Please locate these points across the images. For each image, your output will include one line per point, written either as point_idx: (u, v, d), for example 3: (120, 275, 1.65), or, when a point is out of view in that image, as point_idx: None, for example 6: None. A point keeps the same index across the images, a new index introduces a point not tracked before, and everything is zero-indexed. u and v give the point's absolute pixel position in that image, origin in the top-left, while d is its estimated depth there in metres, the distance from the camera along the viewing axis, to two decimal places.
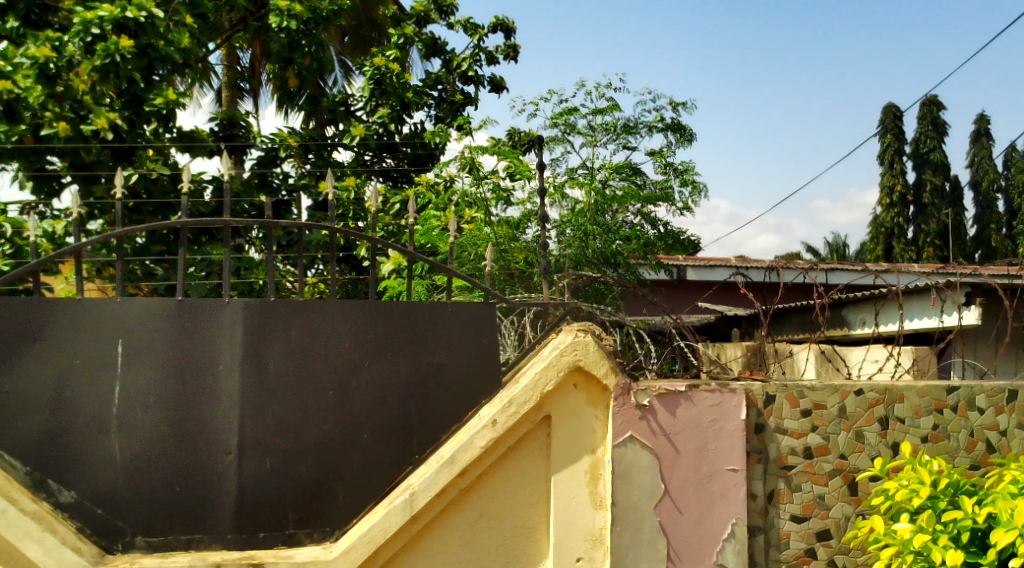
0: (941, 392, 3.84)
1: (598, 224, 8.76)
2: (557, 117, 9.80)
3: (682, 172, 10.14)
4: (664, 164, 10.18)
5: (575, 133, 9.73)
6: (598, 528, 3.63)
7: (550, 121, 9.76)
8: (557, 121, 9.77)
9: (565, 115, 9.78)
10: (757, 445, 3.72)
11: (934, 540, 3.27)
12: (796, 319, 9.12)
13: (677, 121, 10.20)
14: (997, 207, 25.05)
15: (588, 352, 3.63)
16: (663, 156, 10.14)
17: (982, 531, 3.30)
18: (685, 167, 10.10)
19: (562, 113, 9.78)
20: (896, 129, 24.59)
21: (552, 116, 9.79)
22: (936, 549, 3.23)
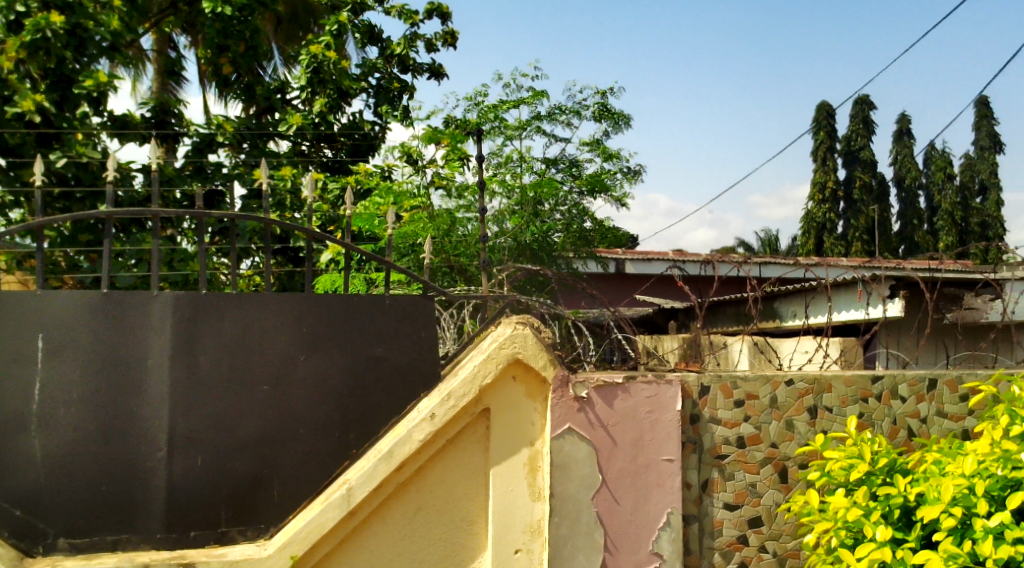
0: (867, 381, 3.97)
1: (533, 214, 8.93)
2: (486, 111, 9.80)
3: (615, 157, 10.28)
4: (599, 150, 10.27)
5: (508, 126, 9.76)
6: (536, 520, 3.65)
7: (480, 113, 9.74)
8: (492, 111, 9.79)
9: (498, 106, 9.80)
10: (691, 435, 3.79)
11: (866, 515, 3.36)
12: (731, 311, 9.31)
13: (608, 106, 10.30)
14: (920, 204, 25.96)
15: (527, 344, 3.64)
16: (597, 143, 10.21)
17: (910, 507, 3.39)
18: (617, 152, 10.23)
19: (493, 105, 9.79)
20: (828, 126, 25.18)
21: (482, 109, 9.79)
22: (869, 524, 3.33)
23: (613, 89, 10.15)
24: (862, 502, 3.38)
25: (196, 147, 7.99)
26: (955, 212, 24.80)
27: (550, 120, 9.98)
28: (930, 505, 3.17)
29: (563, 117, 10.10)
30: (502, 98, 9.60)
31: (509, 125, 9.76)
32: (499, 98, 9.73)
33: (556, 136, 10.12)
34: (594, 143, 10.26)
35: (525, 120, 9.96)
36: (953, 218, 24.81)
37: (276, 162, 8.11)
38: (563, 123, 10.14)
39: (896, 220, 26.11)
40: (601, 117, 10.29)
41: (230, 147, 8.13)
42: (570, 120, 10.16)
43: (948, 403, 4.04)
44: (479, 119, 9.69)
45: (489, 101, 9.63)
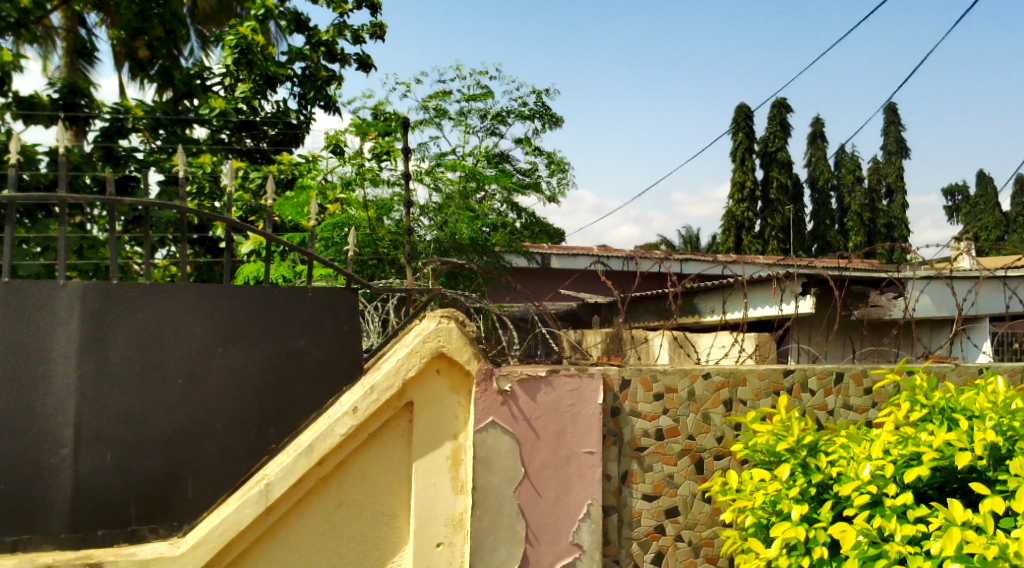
0: (779, 375, 4.13)
1: (467, 208, 9.02)
2: (427, 99, 9.79)
3: (549, 158, 10.41)
4: (534, 149, 10.37)
5: (446, 118, 9.80)
6: (458, 513, 3.66)
7: (420, 104, 9.73)
8: (427, 103, 9.77)
9: (436, 98, 9.81)
10: (612, 428, 3.88)
11: (784, 493, 3.51)
12: (653, 306, 9.49)
13: (546, 107, 10.39)
14: (831, 204, 26.93)
15: (451, 338, 3.65)
16: (531, 142, 10.31)
17: (825, 485, 3.53)
18: (552, 153, 10.38)
19: (431, 96, 9.79)
20: (748, 127, 25.78)
21: (421, 100, 9.77)
22: (786, 501, 3.47)
23: (548, 89, 10.28)
24: (780, 480, 3.53)
25: (105, 132, 7.74)
26: (863, 213, 25.84)
27: (485, 117, 10.07)
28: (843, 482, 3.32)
29: (498, 115, 10.19)
30: (441, 91, 9.59)
31: (448, 117, 9.80)
32: (437, 90, 9.71)
33: (491, 132, 10.20)
34: (527, 141, 10.36)
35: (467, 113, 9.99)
36: (861, 219, 25.87)
37: (195, 149, 7.94)
38: (500, 120, 10.22)
39: (809, 219, 27.03)
40: (533, 116, 10.37)
41: (145, 133, 7.94)
42: (506, 117, 10.25)
43: (854, 396, 4.23)
44: (418, 108, 9.68)
45: (434, 91, 9.63)
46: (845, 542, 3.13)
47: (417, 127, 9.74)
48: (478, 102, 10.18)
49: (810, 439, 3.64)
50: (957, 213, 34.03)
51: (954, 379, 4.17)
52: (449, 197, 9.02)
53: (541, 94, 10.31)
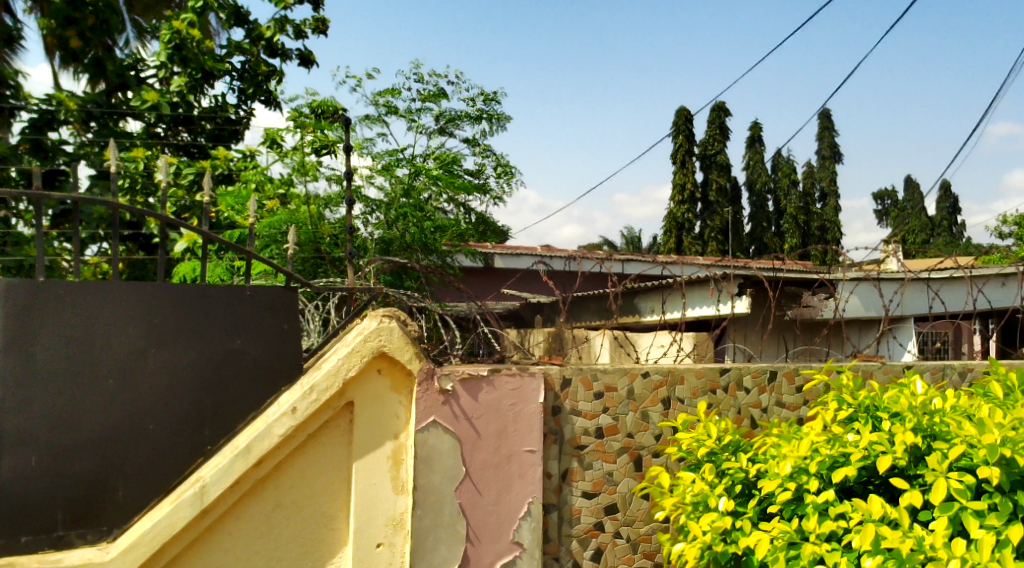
0: (715, 374, 4.22)
1: (416, 207, 9.05)
2: (377, 95, 9.73)
3: (497, 159, 10.43)
4: (482, 149, 10.38)
5: (395, 115, 9.75)
6: (399, 513, 3.67)
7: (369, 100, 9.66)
8: (376, 100, 9.70)
9: (386, 95, 9.75)
10: (553, 427, 3.91)
11: (711, 491, 3.61)
12: (594, 306, 9.57)
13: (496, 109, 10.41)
14: (768, 207, 27.55)
15: (392, 337, 3.64)
16: (479, 143, 10.32)
17: (750, 481, 3.64)
18: (501, 155, 10.39)
19: (381, 93, 9.73)
20: (688, 130, 26.15)
21: (370, 96, 9.70)
22: (712, 497, 3.57)
23: (498, 93, 10.34)
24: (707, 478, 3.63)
25: (34, 124, 7.57)
26: (798, 216, 26.51)
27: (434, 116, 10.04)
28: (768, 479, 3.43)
29: (449, 116, 10.18)
30: (391, 88, 9.54)
31: (397, 114, 9.76)
32: (387, 87, 9.66)
33: (440, 132, 10.18)
34: (476, 142, 10.36)
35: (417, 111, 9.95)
36: (796, 221, 26.54)
37: (127, 143, 7.77)
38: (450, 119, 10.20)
39: (747, 221, 27.60)
40: (482, 118, 10.39)
41: (76, 125, 7.79)
42: (456, 117, 10.23)
43: (786, 394, 4.34)
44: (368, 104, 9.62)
45: (383, 87, 9.58)
46: (770, 538, 3.24)
47: (365, 124, 9.66)
48: (428, 101, 10.15)
49: (735, 438, 3.76)
50: (887, 216, 35.14)
51: (880, 377, 4.32)
52: (396, 196, 9.00)
53: (490, 95, 10.32)
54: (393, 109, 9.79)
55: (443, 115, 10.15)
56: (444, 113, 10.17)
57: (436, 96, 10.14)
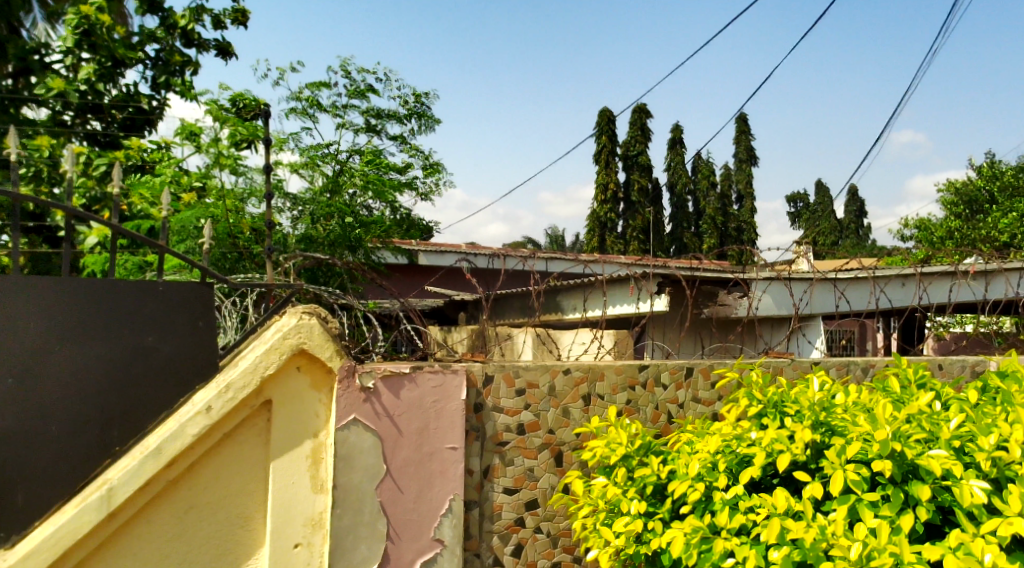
0: (634, 370, 4.31)
1: (342, 204, 9.03)
2: (302, 88, 9.59)
3: (425, 158, 10.39)
4: (411, 148, 10.33)
5: (320, 109, 9.63)
6: (318, 513, 3.62)
7: (293, 93, 9.52)
8: (300, 92, 9.56)
9: (311, 88, 9.61)
10: (475, 423, 3.92)
11: (624, 494, 3.69)
12: (517, 303, 9.61)
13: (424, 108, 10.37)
14: (688, 208, 28.20)
15: (312, 334, 3.60)
16: (407, 142, 10.28)
17: (661, 484, 3.75)
18: (429, 154, 10.36)
19: (307, 86, 9.59)
20: (610, 131, 26.51)
21: (295, 89, 9.56)
22: (624, 501, 3.65)
23: (428, 93, 10.33)
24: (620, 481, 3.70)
25: None
26: (716, 217, 27.23)
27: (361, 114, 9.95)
28: (678, 480, 3.53)
29: (377, 113, 10.10)
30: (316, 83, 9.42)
31: (322, 109, 9.64)
32: (313, 81, 9.52)
33: (367, 129, 10.08)
34: (404, 140, 10.30)
35: (343, 107, 9.84)
36: (714, 222, 27.25)
37: (32, 131, 7.45)
38: (378, 117, 10.12)
39: (668, 222, 28.19)
40: (411, 117, 10.33)
41: None
42: (384, 115, 10.15)
43: (702, 390, 4.47)
44: (292, 96, 9.47)
45: (309, 81, 9.45)
46: (679, 538, 3.34)
47: (288, 116, 9.52)
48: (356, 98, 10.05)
49: (644, 441, 3.85)
50: (799, 219, 36.39)
51: (789, 373, 4.48)
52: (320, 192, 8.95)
53: (419, 95, 10.27)
54: (319, 104, 9.66)
55: (371, 113, 10.07)
56: (373, 110, 10.08)
57: (364, 93, 10.05)
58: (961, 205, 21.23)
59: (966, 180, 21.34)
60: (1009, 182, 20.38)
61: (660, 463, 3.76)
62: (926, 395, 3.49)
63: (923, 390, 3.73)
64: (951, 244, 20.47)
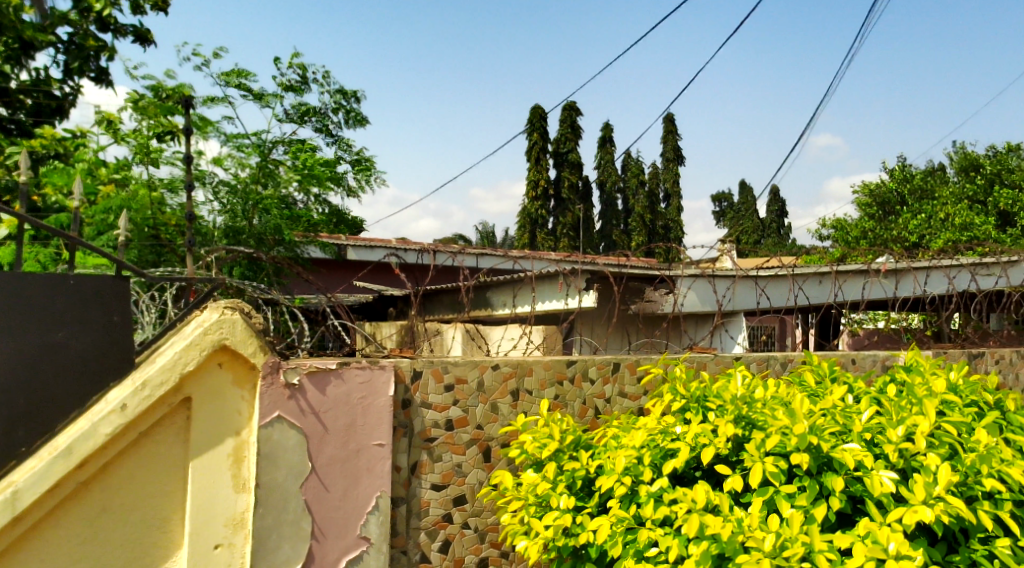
0: (562, 365, 4.35)
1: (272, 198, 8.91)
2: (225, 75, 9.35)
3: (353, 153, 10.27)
4: (338, 142, 10.19)
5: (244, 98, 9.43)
6: (239, 513, 3.54)
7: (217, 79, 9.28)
8: (224, 80, 9.32)
9: (236, 76, 9.38)
10: (403, 419, 3.89)
11: (554, 488, 3.71)
12: (447, 299, 9.56)
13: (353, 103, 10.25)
14: (617, 205, 28.58)
15: (234, 330, 3.51)
16: (334, 135, 10.14)
17: (590, 478, 3.79)
18: (357, 149, 10.25)
19: (231, 73, 9.36)
20: (542, 128, 26.60)
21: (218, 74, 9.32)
22: (553, 495, 3.67)
23: (357, 90, 10.21)
24: (549, 476, 3.72)
25: None
26: (644, 215, 27.69)
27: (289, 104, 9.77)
28: (605, 475, 3.57)
29: (305, 106, 9.94)
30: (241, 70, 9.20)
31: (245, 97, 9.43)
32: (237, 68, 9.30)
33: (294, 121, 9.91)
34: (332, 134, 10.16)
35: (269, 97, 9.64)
36: (642, 220, 27.68)
37: None
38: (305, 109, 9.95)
39: (597, 219, 28.51)
40: (339, 111, 10.20)
41: None
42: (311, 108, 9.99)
43: (628, 384, 4.53)
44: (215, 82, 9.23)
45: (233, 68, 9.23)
46: (605, 530, 3.38)
47: (210, 104, 9.27)
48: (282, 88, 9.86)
49: (573, 436, 3.89)
50: (723, 218, 37.23)
51: (712, 368, 4.58)
52: (245, 183, 8.78)
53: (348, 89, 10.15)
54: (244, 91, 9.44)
55: (299, 104, 9.90)
56: (301, 102, 9.90)
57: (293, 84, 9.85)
58: (875, 206, 21.98)
59: (880, 182, 22.05)
60: (918, 185, 21.20)
61: (588, 458, 3.80)
62: (839, 389, 3.61)
63: (837, 383, 3.86)
64: (864, 244, 21.18)
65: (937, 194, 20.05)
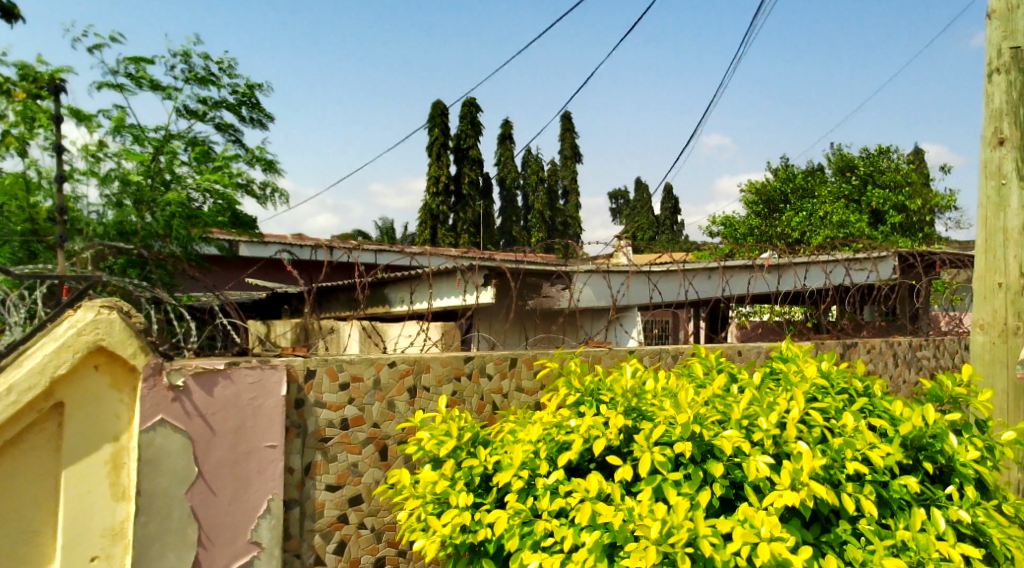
0: (460, 361, 4.34)
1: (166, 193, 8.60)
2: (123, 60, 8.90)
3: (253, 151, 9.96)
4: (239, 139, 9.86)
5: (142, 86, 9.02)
6: (118, 523, 3.36)
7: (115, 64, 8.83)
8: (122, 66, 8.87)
9: (133, 63, 8.94)
10: (296, 420, 3.79)
11: (451, 486, 3.68)
12: (343, 296, 9.37)
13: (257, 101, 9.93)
14: (517, 202, 28.75)
15: (112, 331, 3.32)
16: (235, 131, 9.81)
17: (487, 474, 3.79)
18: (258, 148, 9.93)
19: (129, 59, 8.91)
20: (442, 124, 26.44)
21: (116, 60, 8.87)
22: (451, 493, 3.64)
23: (263, 87, 9.88)
24: (447, 474, 3.69)
25: None
26: (544, 212, 27.98)
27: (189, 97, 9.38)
28: (502, 470, 3.57)
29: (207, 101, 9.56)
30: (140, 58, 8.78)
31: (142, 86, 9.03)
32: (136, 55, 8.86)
33: (195, 113, 9.53)
34: (233, 130, 9.83)
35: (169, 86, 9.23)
36: (542, 217, 27.97)
37: None
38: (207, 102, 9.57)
39: (498, 215, 28.61)
40: (242, 107, 9.86)
41: None
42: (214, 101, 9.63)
43: (526, 379, 4.57)
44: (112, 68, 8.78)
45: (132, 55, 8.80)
46: (500, 524, 3.38)
47: (102, 91, 8.80)
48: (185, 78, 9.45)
49: (471, 433, 3.87)
50: (619, 214, 37.93)
51: (607, 361, 4.66)
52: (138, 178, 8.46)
53: (252, 85, 9.83)
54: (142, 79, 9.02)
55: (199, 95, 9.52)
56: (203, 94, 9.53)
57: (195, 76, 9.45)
58: (761, 204, 22.73)
59: (765, 180, 22.83)
60: (800, 184, 22.09)
61: (486, 454, 3.79)
62: (725, 379, 3.73)
63: (725, 373, 3.98)
64: (751, 240, 21.95)
65: (818, 193, 21.01)
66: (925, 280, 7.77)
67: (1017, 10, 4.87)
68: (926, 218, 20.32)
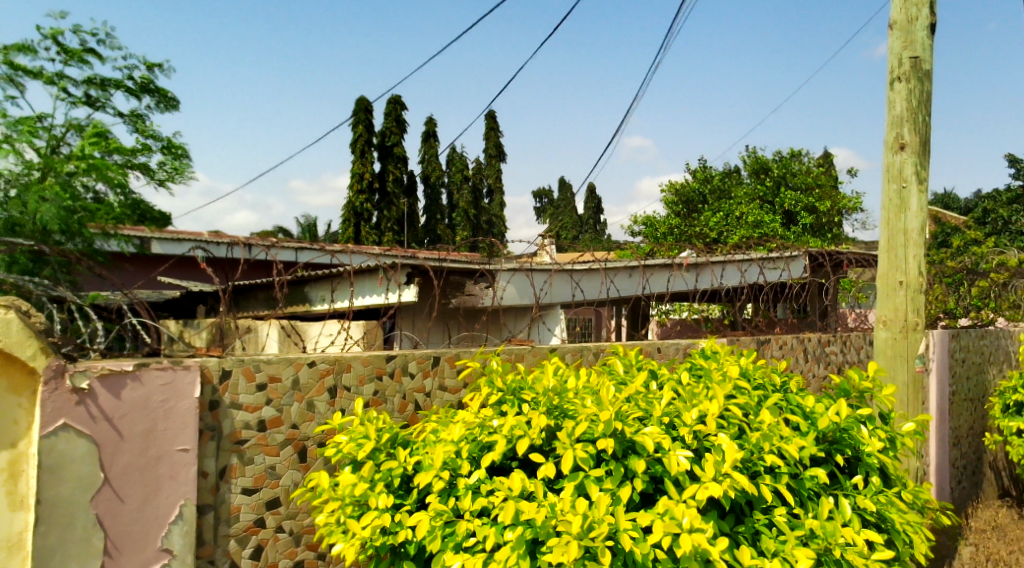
0: (381, 360, 4.27)
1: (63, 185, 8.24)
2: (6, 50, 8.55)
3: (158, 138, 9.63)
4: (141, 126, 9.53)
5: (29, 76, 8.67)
6: (15, 533, 3.21)
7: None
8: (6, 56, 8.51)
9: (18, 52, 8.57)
10: (210, 422, 3.66)
11: (371, 488, 3.62)
12: (262, 295, 9.15)
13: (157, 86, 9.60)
14: (441, 199, 28.59)
15: (8, 331, 3.16)
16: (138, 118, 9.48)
17: (408, 475, 3.74)
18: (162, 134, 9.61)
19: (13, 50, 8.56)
20: (366, 120, 26.09)
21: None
22: (371, 495, 3.57)
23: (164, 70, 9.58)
24: (367, 476, 3.62)
25: None
26: (468, 210, 27.96)
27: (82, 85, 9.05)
28: (423, 470, 3.52)
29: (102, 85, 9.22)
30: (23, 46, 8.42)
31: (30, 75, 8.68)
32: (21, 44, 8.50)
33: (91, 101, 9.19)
34: (135, 117, 9.49)
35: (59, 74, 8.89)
36: (466, 215, 27.97)
37: None
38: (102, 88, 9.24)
39: (422, 213, 28.42)
40: (142, 92, 9.53)
41: None
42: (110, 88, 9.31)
43: (449, 377, 4.54)
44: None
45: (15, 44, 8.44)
46: (422, 525, 3.32)
47: None
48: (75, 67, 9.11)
49: (392, 433, 3.81)
50: (542, 213, 38.17)
51: (529, 359, 4.65)
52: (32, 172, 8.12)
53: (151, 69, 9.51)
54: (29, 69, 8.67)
55: (94, 83, 9.17)
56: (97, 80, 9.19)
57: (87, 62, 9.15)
58: (680, 204, 23.16)
59: (684, 181, 23.27)
60: (718, 185, 22.63)
61: (407, 455, 3.74)
62: (644, 377, 3.77)
63: (644, 371, 4.03)
64: (671, 239, 22.36)
65: (735, 194, 21.56)
66: (833, 279, 8.01)
67: (916, 21, 5.05)
68: (834, 220, 21.13)
